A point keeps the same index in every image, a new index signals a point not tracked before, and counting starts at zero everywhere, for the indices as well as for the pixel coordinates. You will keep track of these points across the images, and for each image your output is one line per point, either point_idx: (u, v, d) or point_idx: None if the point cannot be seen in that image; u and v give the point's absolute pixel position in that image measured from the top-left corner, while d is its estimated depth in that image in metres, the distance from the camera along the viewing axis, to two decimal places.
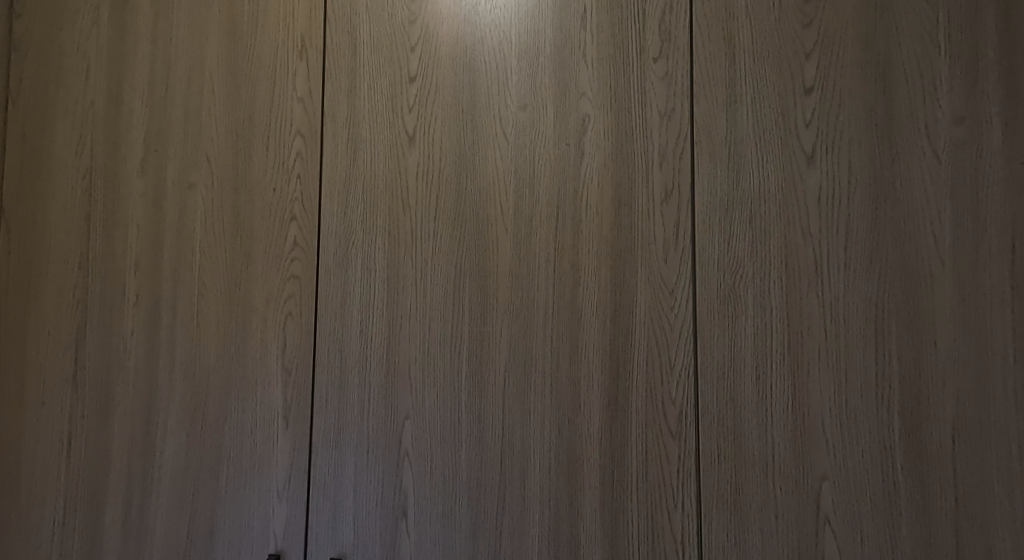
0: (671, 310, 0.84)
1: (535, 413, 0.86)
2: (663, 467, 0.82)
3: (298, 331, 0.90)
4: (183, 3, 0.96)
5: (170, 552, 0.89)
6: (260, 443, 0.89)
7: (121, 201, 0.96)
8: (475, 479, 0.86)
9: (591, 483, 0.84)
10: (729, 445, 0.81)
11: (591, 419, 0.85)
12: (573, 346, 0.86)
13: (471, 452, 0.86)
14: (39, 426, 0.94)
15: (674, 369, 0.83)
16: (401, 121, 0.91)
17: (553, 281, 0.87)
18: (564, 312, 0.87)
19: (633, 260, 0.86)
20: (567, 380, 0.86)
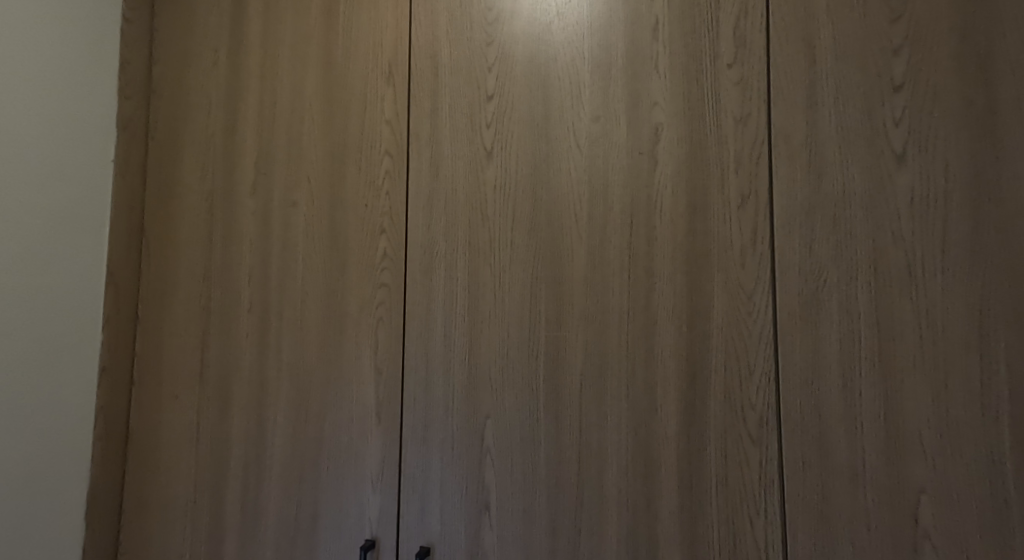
0: (749, 315, 0.85)
1: (611, 415, 0.89)
2: (743, 474, 0.83)
3: (389, 334, 0.98)
4: (286, 38, 1.07)
5: (281, 536, 0.99)
6: (356, 437, 0.97)
7: (236, 218, 1.07)
8: (555, 478, 0.90)
9: (668, 486, 0.85)
10: (815, 453, 0.80)
11: (667, 422, 0.86)
12: (649, 350, 0.88)
13: (549, 451, 0.90)
14: (170, 418, 1.07)
15: (753, 374, 0.84)
16: (479, 138, 0.96)
17: (626, 287, 0.90)
18: (639, 318, 0.89)
19: (708, 267, 0.87)
20: (643, 384, 0.88)
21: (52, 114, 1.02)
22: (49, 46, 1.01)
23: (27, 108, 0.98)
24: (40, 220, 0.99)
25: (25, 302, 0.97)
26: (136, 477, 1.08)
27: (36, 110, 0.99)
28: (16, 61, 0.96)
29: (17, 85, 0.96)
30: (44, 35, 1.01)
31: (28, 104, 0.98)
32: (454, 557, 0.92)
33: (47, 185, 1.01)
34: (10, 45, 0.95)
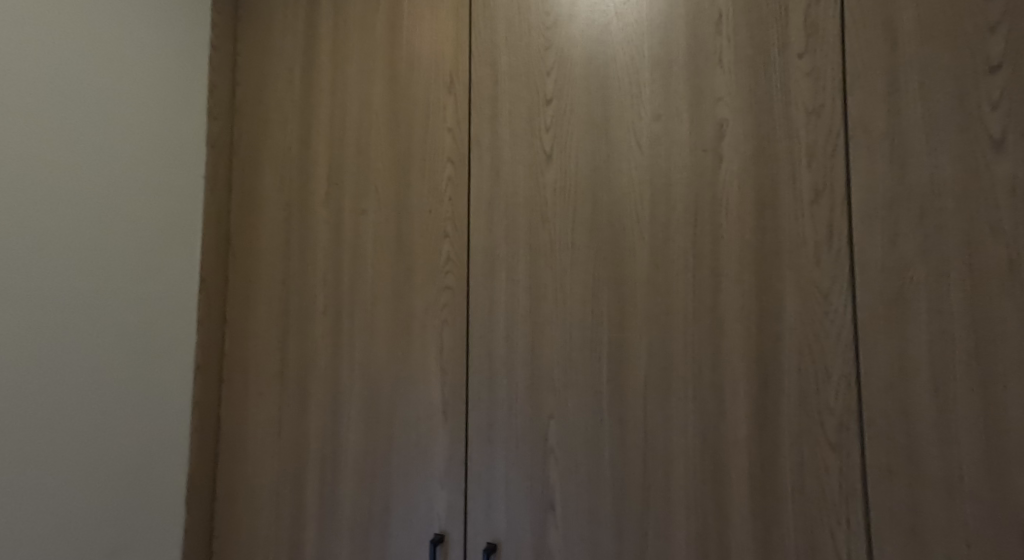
0: (826, 315, 0.81)
1: (677, 418, 0.87)
2: (820, 480, 0.79)
3: (454, 334, 1.01)
4: (356, 52, 1.12)
5: (356, 526, 1.04)
6: (424, 434, 1.01)
7: (313, 224, 1.14)
8: (620, 480, 0.90)
9: (740, 491, 0.83)
10: (903, 461, 0.76)
11: (738, 425, 0.84)
12: (716, 352, 0.86)
13: (613, 453, 0.90)
14: (256, 412, 1.14)
15: (831, 377, 0.80)
16: (539, 141, 0.97)
17: (691, 287, 0.88)
18: (705, 319, 0.87)
19: (779, 265, 0.84)
20: (710, 385, 0.86)
21: (151, 133, 1.09)
22: (146, 71, 1.09)
23: (129, 130, 1.05)
24: (142, 233, 1.07)
25: (134, 306, 1.05)
26: (226, 468, 1.16)
27: (139, 127, 1.07)
28: (117, 86, 1.04)
29: (119, 109, 1.04)
30: (142, 61, 1.09)
31: (129, 125, 1.06)
32: (520, 554, 0.94)
33: (149, 200, 1.09)
34: (113, 72, 1.03)
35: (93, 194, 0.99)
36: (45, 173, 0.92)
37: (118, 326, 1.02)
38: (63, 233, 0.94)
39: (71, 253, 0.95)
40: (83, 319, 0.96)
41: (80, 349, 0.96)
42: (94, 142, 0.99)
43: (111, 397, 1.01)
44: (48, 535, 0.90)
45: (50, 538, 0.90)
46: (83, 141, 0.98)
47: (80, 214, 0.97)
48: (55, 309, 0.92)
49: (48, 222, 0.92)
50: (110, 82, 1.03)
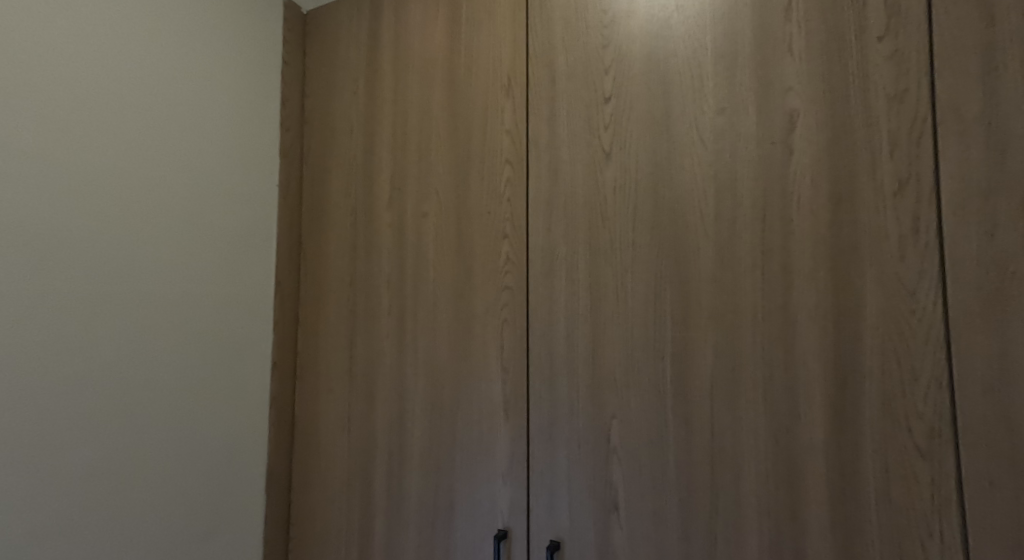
0: (912, 314, 0.75)
1: (746, 420, 0.84)
2: (909, 490, 0.74)
3: (514, 334, 1.01)
4: (417, 59, 1.15)
5: (423, 518, 1.07)
6: (486, 431, 1.03)
7: (379, 225, 1.17)
8: (686, 482, 0.87)
9: (817, 498, 0.79)
10: (1005, 472, 0.70)
11: (814, 429, 0.80)
12: (788, 352, 0.82)
13: (679, 454, 0.88)
14: (330, 405, 1.20)
15: (919, 380, 0.75)
16: (597, 140, 0.96)
17: (760, 286, 0.84)
18: (775, 318, 0.83)
19: (858, 261, 0.79)
20: (783, 387, 0.82)
21: (228, 147, 1.16)
22: (219, 90, 1.15)
23: (207, 146, 1.12)
24: (222, 241, 1.14)
25: (217, 309, 1.12)
26: (300, 460, 1.23)
27: (219, 141, 1.14)
28: (197, 105, 1.10)
29: (198, 127, 1.10)
30: (215, 81, 1.14)
31: (208, 141, 1.12)
32: (584, 553, 0.93)
33: (228, 210, 1.15)
34: (189, 94, 1.09)
35: (176, 209, 1.06)
36: (130, 193, 0.98)
37: (201, 329, 1.09)
38: (147, 248, 1.01)
39: (154, 267, 1.01)
40: (167, 327, 1.03)
41: (164, 355, 1.02)
42: (175, 161, 1.06)
43: (195, 397, 1.08)
44: (139, 530, 0.97)
45: (140, 532, 0.97)
46: (163, 160, 1.04)
47: (165, 228, 1.04)
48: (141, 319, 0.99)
49: (134, 238, 0.99)
50: (191, 102, 1.09)
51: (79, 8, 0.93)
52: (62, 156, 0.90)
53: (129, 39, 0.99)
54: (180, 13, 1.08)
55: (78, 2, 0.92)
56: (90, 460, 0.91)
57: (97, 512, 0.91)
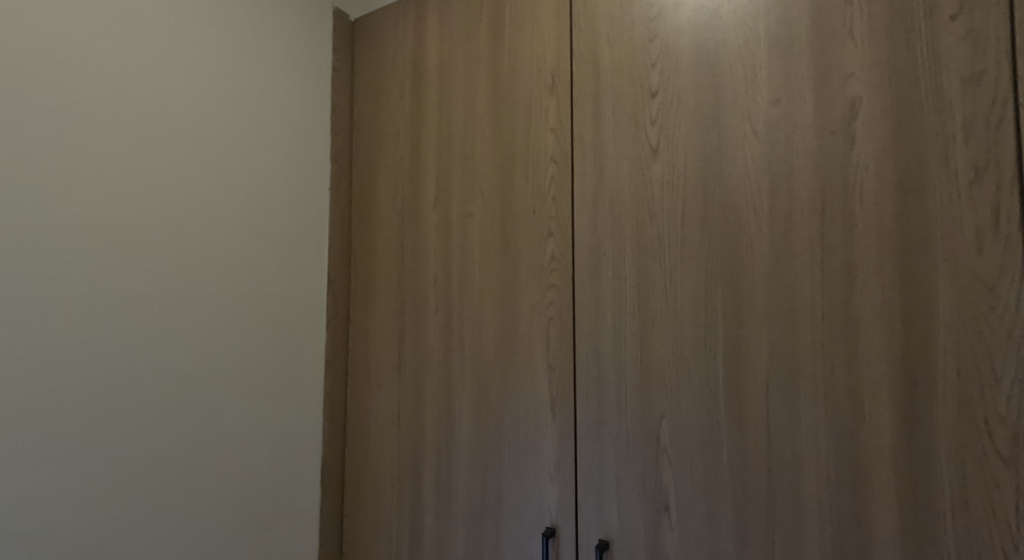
0: (992, 312, 0.70)
1: (805, 422, 0.79)
2: (991, 499, 0.69)
3: (560, 332, 1.00)
4: (460, 61, 1.15)
5: (471, 513, 1.08)
6: (533, 429, 1.02)
7: (427, 223, 1.19)
8: (742, 484, 0.82)
9: (885, 504, 0.74)
10: None
11: (880, 432, 0.75)
12: (851, 352, 0.77)
13: (733, 455, 0.83)
14: (382, 400, 1.23)
15: (1001, 381, 0.69)
16: (643, 135, 0.93)
17: (818, 282, 0.79)
18: (836, 316, 0.78)
19: (930, 256, 0.73)
20: (845, 388, 0.77)
21: (285, 151, 1.20)
22: (274, 97, 1.19)
23: (265, 151, 1.17)
24: (281, 243, 1.19)
25: (277, 307, 1.17)
26: (352, 452, 1.27)
27: (276, 146, 1.19)
28: (255, 112, 1.15)
29: (257, 133, 1.15)
30: (271, 88, 1.18)
31: (266, 146, 1.17)
32: (634, 555, 0.90)
33: (287, 212, 1.20)
34: (247, 102, 1.14)
35: (238, 213, 1.11)
36: (189, 200, 1.03)
37: (262, 327, 1.14)
38: (205, 252, 1.05)
39: (212, 270, 1.06)
40: (230, 326, 1.09)
41: (222, 354, 1.07)
42: (236, 167, 1.11)
43: (257, 392, 1.13)
44: (201, 520, 1.02)
45: (204, 521, 1.03)
46: (219, 168, 1.08)
47: (228, 231, 1.09)
48: (199, 320, 1.04)
49: (192, 243, 1.03)
50: (249, 109, 1.14)
51: (145, 26, 0.98)
52: (125, 167, 0.94)
53: (185, 52, 1.04)
54: (233, 24, 1.12)
55: (145, 20, 0.98)
56: (161, 451, 0.97)
57: (162, 501, 0.97)
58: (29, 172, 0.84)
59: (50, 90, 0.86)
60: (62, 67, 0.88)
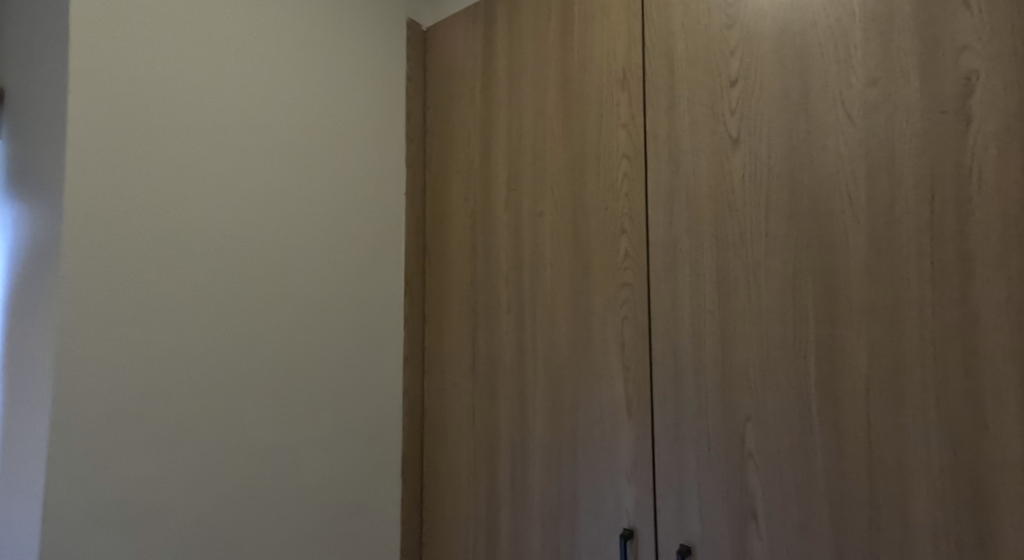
0: None
1: (913, 430, 0.73)
2: None
3: (635, 332, 0.98)
4: (530, 60, 1.15)
5: (546, 510, 1.08)
6: (608, 429, 1.01)
7: (498, 224, 1.19)
8: (838, 493, 0.77)
9: (1013, 524, 0.66)
10: None
11: (1007, 444, 0.67)
12: (968, 354, 0.70)
13: (828, 462, 0.78)
14: (456, 398, 1.24)
15: None
16: (723, 126, 0.89)
17: (927, 277, 0.72)
18: (950, 314, 0.71)
19: None
20: (962, 393, 0.70)
21: (368, 159, 1.25)
22: (359, 106, 1.24)
23: (351, 160, 1.21)
24: (367, 248, 1.23)
25: (363, 310, 1.22)
26: (429, 451, 1.29)
27: (361, 154, 1.23)
28: (342, 122, 1.20)
29: (344, 143, 1.20)
30: (357, 98, 1.23)
31: (352, 155, 1.22)
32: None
33: (370, 217, 1.24)
34: (335, 112, 1.19)
35: (328, 220, 1.16)
36: (284, 209, 1.09)
37: (350, 329, 1.19)
38: (294, 260, 1.10)
39: (297, 277, 1.10)
40: (321, 327, 1.14)
41: (308, 359, 1.11)
42: (325, 176, 1.16)
43: (348, 390, 1.18)
44: (289, 515, 1.07)
45: (294, 512, 1.08)
46: (303, 179, 1.12)
47: (319, 238, 1.14)
48: (286, 326, 1.08)
49: (278, 252, 1.08)
50: (337, 120, 1.19)
51: (243, 44, 1.05)
52: (218, 184, 1.00)
53: (269, 71, 1.08)
54: (313, 40, 1.16)
55: (244, 39, 1.05)
56: (259, 444, 1.03)
57: (254, 498, 1.02)
58: (136, 191, 0.90)
59: (152, 115, 0.92)
60: (162, 93, 0.94)
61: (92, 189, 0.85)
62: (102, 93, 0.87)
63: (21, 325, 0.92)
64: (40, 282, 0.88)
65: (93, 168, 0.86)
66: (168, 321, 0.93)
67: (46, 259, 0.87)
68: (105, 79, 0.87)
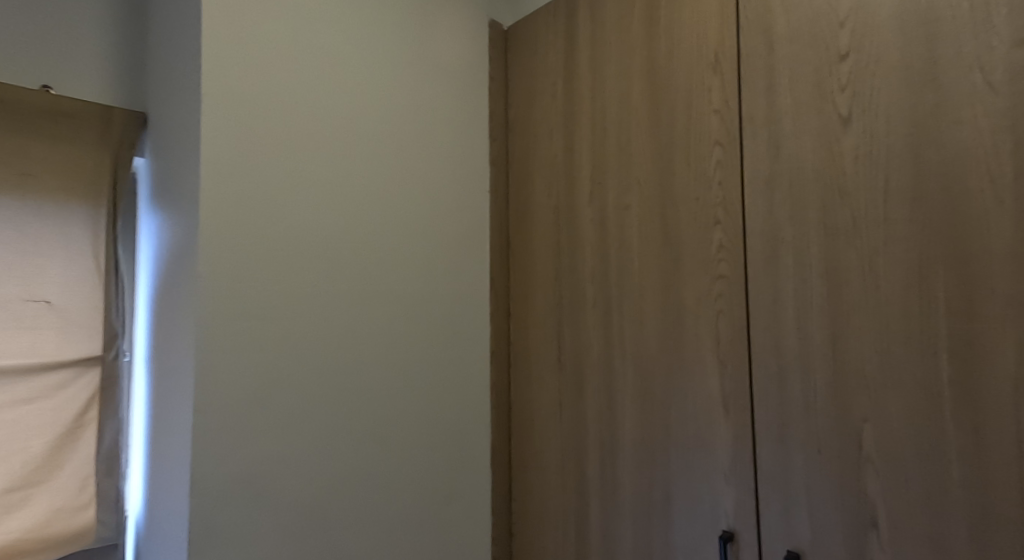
0: None
1: None
2: None
3: (731, 327, 0.93)
4: (614, 48, 1.12)
5: (638, 509, 1.05)
6: (703, 427, 0.96)
7: (582, 218, 1.17)
8: (978, 505, 0.70)
9: None
10: None
11: None
12: None
13: (965, 469, 0.71)
14: (543, 395, 1.23)
15: None
16: (832, 105, 0.83)
17: None
18: None
19: None
20: None
21: (460, 159, 1.26)
22: (451, 108, 1.26)
23: (444, 160, 1.23)
24: (460, 247, 1.25)
25: (460, 308, 1.23)
26: (517, 447, 1.29)
27: (455, 154, 1.25)
28: (436, 124, 1.23)
29: (437, 144, 1.22)
30: (449, 100, 1.25)
31: (445, 156, 1.24)
32: None
33: (462, 216, 1.26)
34: (430, 115, 1.22)
35: (425, 221, 1.19)
36: (385, 212, 1.13)
37: (446, 326, 1.21)
38: (395, 261, 1.13)
39: (395, 276, 1.13)
40: (422, 326, 1.17)
41: (409, 355, 1.14)
42: (422, 178, 1.19)
43: (444, 387, 1.20)
44: (384, 511, 1.09)
45: (392, 507, 1.10)
46: (401, 182, 1.16)
47: (417, 238, 1.17)
48: (384, 323, 1.11)
49: (380, 252, 1.11)
50: (430, 122, 1.22)
51: (340, 54, 1.08)
52: (326, 189, 1.05)
53: (369, 80, 1.12)
54: (409, 47, 1.19)
55: (343, 50, 1.09)
56: (365, 441, 1.07)
57: (353, 492, 1.05)
58: (256, 200, 0.96)
59: (266, 128, 0.98)
60: (276, 105, 0.99)
61: (217, 197, 0.92)
62: (226, 107, 0.94)
63: (168, 326, 1.01)
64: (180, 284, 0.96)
65: (221, 180, 0.92)
66: (282, 318, 0.98)
67: (185, 263, 0.95)
68: (228, 96, 0.94)
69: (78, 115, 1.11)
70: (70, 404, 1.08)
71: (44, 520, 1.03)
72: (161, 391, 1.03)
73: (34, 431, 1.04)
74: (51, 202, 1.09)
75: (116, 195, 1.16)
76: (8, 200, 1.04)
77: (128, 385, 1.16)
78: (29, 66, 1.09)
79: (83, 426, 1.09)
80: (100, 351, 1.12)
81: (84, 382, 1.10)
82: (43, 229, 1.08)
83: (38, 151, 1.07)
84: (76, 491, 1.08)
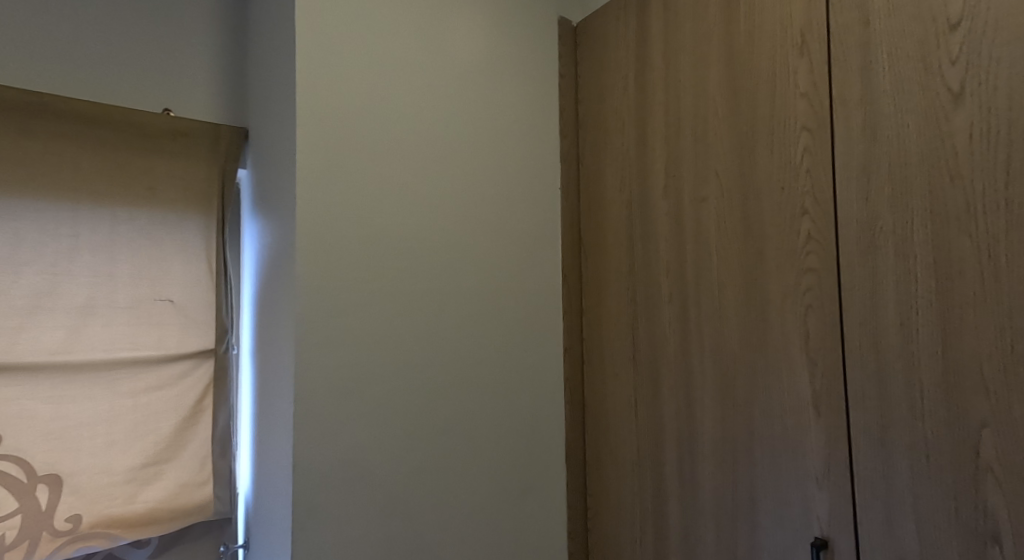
0: None
1: None
2: None
3: (821, 323, 0.88)
4: (688, 35, 1.08)
5: (720, 514, 1.01)
6: (792, 429, 0.91)
7: (656, 212, 1.13)
8: None
9: None
10: None
11: None
12: None
13: None
14: (617, 395, 1.20)
15: None
16: (938, 82, 0.76)
17: None
18: None
19: None
20: None
21: (533, 155, 1.25)
22: (525, 105, 1.25)
23: (519, 157, 1.23)
24: (535, 243, 1.24)
25: (534, 305, 1.22)
26: (591, 447, 1.26)
27: (528, 151, 1.24)
28: (511, 121, 1.22)
29: (511, 141, 1.22)
30: (523, 97, 1.25)
31: (519, 153, 1.23)
32: None
33: (536, 213, 1.25)
34: (506, 112, 1.21)
35: (501, 218, 1.18)
36: (462, 211, 1.12)
37: (522, 324, 1.20)
38: (473, 260, 1.13)
39: (472, 275, 1.13)
40: (501, 323, 1.17)
41: (486, 353, 1.14)
42: (498, 176, 1.19)
43: (521, 385, 1.19)
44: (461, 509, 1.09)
45: (475, 506, 1.10)
46: (478, 181, 1.15)
47: (494, 236, 1.17)
48: (462, 321, 1.11)
49: (460, 252, 1.11)
50: (504, 119, 1.21)
51: (417, 55, 1.09)
52: (407, 190, 1.05)
53: (445, 79, 1.12)
54: (481, 46, 1.19)
55: (419, 50, 1.09)
56: (446, 439, 1.07)
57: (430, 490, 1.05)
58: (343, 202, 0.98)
59: (349, 131, 1.00)
60: (358, 108, 1.01)
61: (308, 201, 0.95)
62: (311, 112, 0.96)
63: (269, 325, 1.06)
64: (280, 284, 1.00)
65: (309, 182, 0.95)
66: (367, 316, 0.99)
67: (284, 262, 0.98)
68: (315, 104, 0.97)
69: (193, 134, 1.20)
70: (193, 391, 1.17)
71: (172, 493, 1.12)
72: (264, 388, 1.07)
73: (163, 416, 1.13)
74: (173, 212, 1.18)
75: (224, 204, 1.23)
76: (138, 212, 1.15)
77: (235, 376, 1.23)
78: (150, 90, 1.20)
79: (201, 412, 1.17)
80: (213, 345, 1.20)
81: (204, 370, 1.19)
82: (165, 235, 1.17)
83: (164, 166, 1.17)
84: (197, 469, 1.16)
